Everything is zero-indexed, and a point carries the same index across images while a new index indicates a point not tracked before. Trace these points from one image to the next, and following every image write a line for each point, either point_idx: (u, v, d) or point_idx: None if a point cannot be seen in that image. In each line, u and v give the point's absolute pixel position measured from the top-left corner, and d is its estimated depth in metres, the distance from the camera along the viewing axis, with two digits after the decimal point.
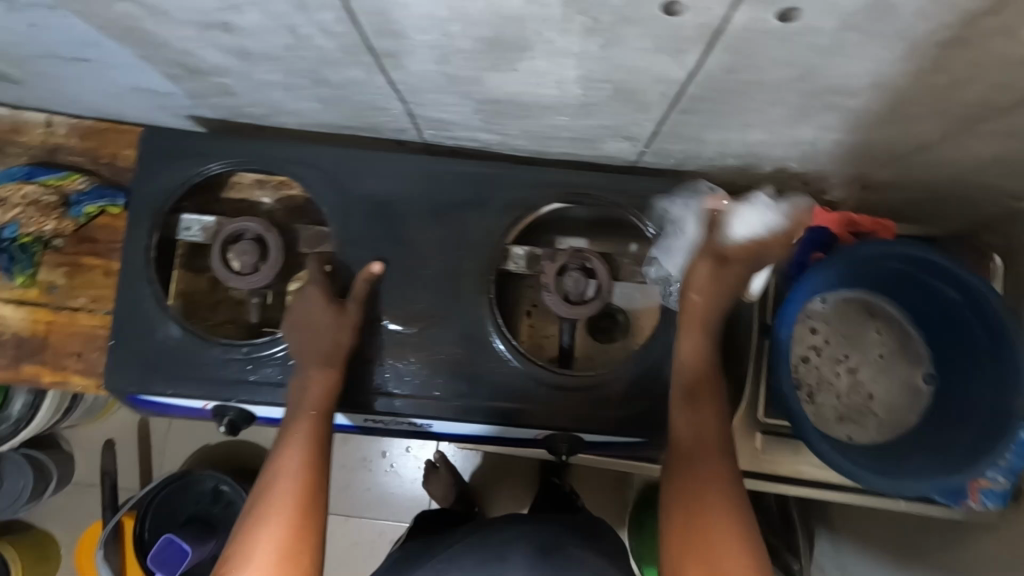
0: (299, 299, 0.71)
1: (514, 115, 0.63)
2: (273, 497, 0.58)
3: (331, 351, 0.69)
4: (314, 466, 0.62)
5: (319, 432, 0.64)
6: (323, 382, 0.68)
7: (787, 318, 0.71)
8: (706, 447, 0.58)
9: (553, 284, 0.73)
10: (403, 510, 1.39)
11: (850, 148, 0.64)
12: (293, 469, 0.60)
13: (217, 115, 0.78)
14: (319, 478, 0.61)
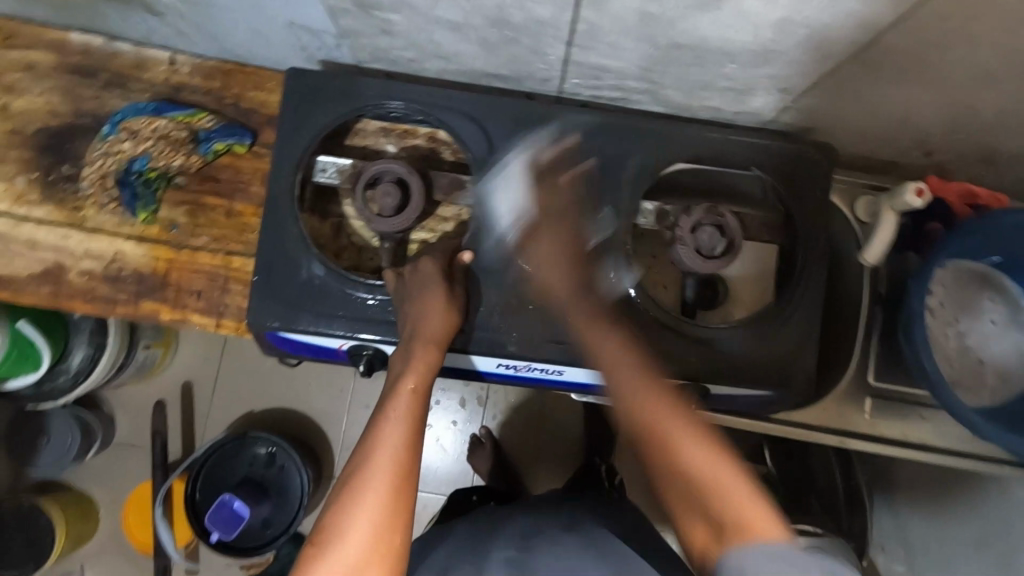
0: (413, 268, 0.71)
1: (681, 64, 0.65)
2: (361, 479, 0.56)
3: (439, 327, 0.68)
4: (408, 450, 0.59)
5: (413, 410, 0.61)
6: (426, 359, 0.66)
7: (921, 286, 0.73)
8: (654, 403, 0.58)
9: (689, 238, 0.74)
10: (445, 484, 1.38)
11: (999, 115, 0.67)
12: (388, 449, 0.58)
13: (355, 58, 0.78)
14: (412, 467, 0.58)
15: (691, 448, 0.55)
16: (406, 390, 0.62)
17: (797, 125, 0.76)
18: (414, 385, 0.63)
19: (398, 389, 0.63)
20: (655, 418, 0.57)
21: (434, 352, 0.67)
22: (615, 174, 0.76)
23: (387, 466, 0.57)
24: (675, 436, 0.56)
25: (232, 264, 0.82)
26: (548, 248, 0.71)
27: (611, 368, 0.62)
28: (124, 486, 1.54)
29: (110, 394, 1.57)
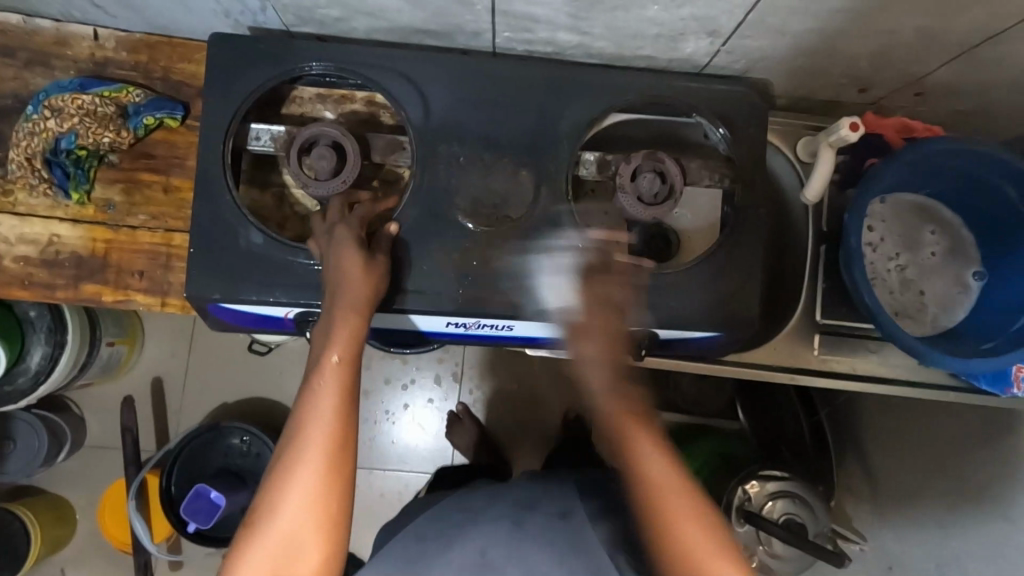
0: (328, 235, 0.68)
1: (606, 5, 0.64)
2: (293, 458, 0.55)
3: (360, 294, 0.65)
4: (343, 425, 0.57)
5: (337, 395, 0.58)
6: (349, 326, 0.63)
7: (855, 223, 0.74)
8: (665, 474, 0.55)
9: (629, 185, 0.75)
10: (424, 461, 1.38)
11: (922, 42, 0.67)
12: (314, 444, 0.55)
13: (284, 22, 0.76)
14: (345, 439, 0.57)
15: (686, 536, 0.53)
16: (328, 375, 0.59)
17: (732, 66, 0.76)
18: (338, 368, 0.59)
19: (318, 373, 0.59)
20: (668, 502, 0.54)
21: (354, 320, 0.64)
22: (553, 125, 0.75)
23: (312, 458, 0.55)
24: (680, 524, 0.54)
25: (173, 241, 0.80)
26: (591, 335, 0.57)
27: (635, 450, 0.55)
28: (98, 487, 1.52)
29: (77, 395, 1.54)
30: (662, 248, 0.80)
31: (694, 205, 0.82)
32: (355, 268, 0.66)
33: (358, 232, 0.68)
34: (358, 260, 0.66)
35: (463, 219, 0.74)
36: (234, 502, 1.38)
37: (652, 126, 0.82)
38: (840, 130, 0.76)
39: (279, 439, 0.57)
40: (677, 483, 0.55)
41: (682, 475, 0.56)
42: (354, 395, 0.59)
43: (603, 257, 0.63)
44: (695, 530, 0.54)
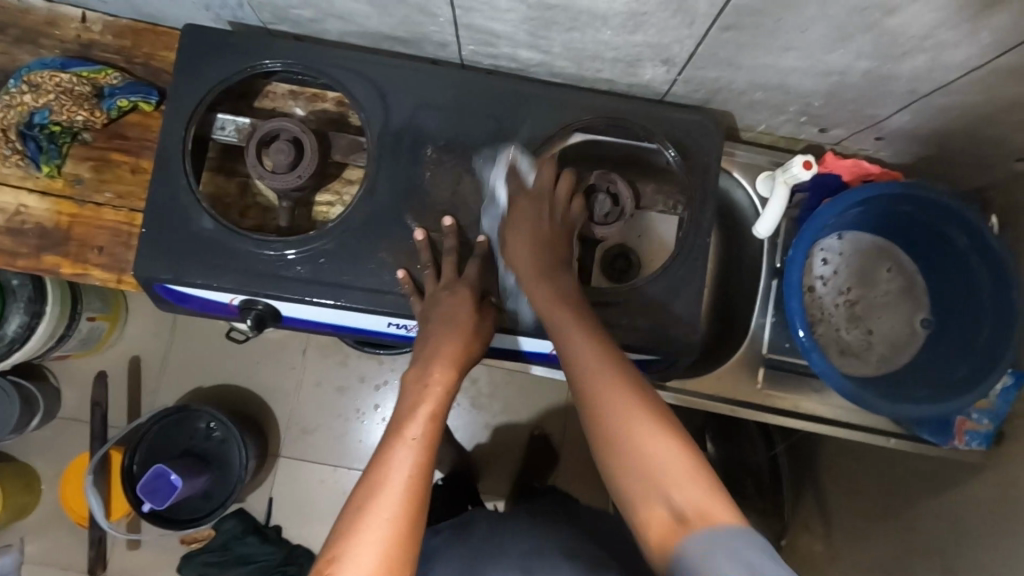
0: (447, 293, 0.71)
1: (561, 26, 0.66)
2: (361, 519, 0.53)
3: (457, 356, 0.68)
4: (419, 487, 0.56)
5: (421, 460, 0.57)
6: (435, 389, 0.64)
7: (797, 259, 0.75)
8: (631, 400, 0.55)
9: (580, 204, 0.76)
10: None
11: (874, 87, 0.68)
12: (391, 502, 0.54)
13: (260, 19, 0.79)
14: (422, 500, 0.55)
15: (630, 433, 0.53)
16: (409, 440, 0.58)
17: (691, 95, 0.78)
18: (419, 432, 0.60)
19: (399, 437, 0.59)
20: (606, 395, 0.56)
21: (448, 380, 0.66)
22: (511, 138, 0.77)
23: (387, 517, 0.53)
24: (625, 425, 0.54)
25: (136, 221, 0.82)
26: (521, 227, 0.74)
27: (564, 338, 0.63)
28: (64, 460, 1.54)
29: (56, 366, 1.56)
30: (623, 269, 0.83)
31: (651, 228, 0.85)
32: (468, 324, 0.70)
33: (473, 291, 0.72)
34: (470, 314, 0.71)
35: (411, 223, 0.74)
36: (194, 485, 1.39)
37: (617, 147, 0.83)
38: (792, 169, 0.77)
39: (349, 499, 0.56)
40: (621, 374, 0.57)
41: (624, 366, 0.58)
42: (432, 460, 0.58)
43: (556, 182, 0.75)
44: (639, 414, 0.54)
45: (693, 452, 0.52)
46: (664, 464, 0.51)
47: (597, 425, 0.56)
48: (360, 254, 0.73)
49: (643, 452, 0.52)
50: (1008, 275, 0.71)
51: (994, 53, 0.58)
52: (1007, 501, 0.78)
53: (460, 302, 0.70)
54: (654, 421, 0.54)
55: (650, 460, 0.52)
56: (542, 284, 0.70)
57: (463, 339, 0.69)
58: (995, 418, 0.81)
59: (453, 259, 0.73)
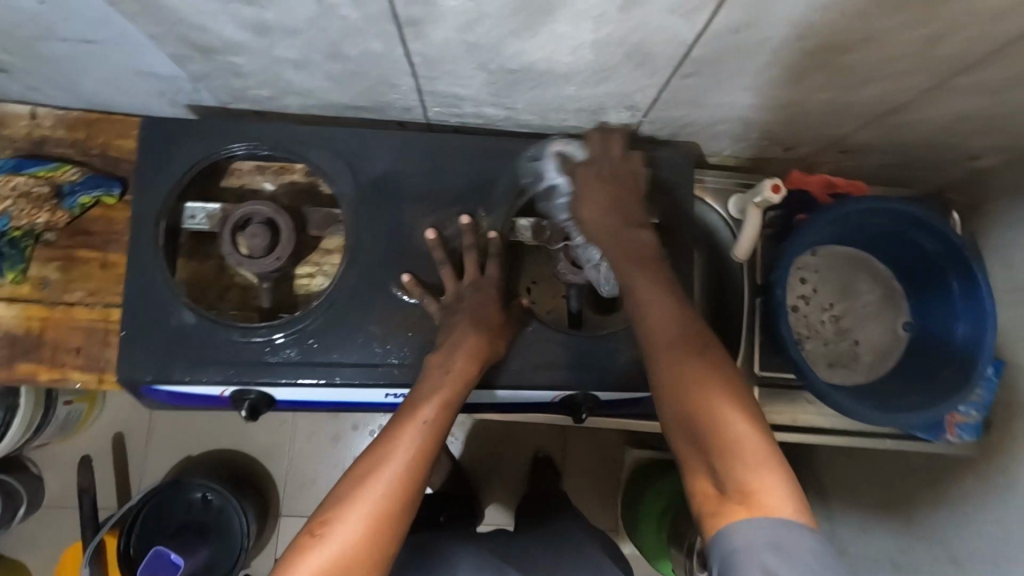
0: (474, 292, 0.72)
1: (525, 86, 0.67)
2: (353, 490, 0.55)
3: (477, 349, 0.68)
4: (416, 469, 0.57)
5: (427, 443, 0.59)
6: (452, 376, 0.65)
7: (781, 277, 0.77)
8: (708, 376, 0.53)
9: (563, 251, 0.77)
10: None
11: (831, 113, 0.70)
12: (389, 475, 0.56)
13: (218, 99, 0.78)
14: (418, 481, 0.57)
15: (711, 403, 0.51)
16: (421, 423, 0.60)
17: (657, 132, 0.79)
18: (432, 416, 0.61)
19: (411, 420, 0.60)
20: (686, 368, 0.54)
21: (470, 373, 0.66)
22: (486, 191, 0.77)
23: (377, 491, 0.54)
24: (706, 399, 0.52)
25: (110, 317, 0.80)
26: (596, 193, 0.70)
27: (641, 298, 0.60)
28: (56, 552, 1.48)
29: (36, 454, 1.50)
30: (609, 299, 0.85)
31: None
32: (489, 314, 0.71)
33: (495, 286, 0.73)
34: (492, 305, 0.72)
35: (398, 290, 0.73)
36: (194, 560, 1.35)
37: None
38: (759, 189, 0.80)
39: (348, 471, 0.57)
40: (710, 360, 0.54)
41: (716, 355, 0.54)
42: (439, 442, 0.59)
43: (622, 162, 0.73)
44: (720, 397, 0.51)
45: (772, 448, 0.49)
46: (739, 435, 0.49)
47: (666, 390, 0.54)
48: (348, 329, 0.72)
49: (720, 415, 0.50)
50: (980, 278, 0.74)
51: (942, 77, 0.60)
52: (1007, 493, 0.81)
53: (484, 299, 0.72)
54: (740, 401, 0.51)
55: (729, 431, 0.49)
56: (615, 257, 0.65)
57: (485, 330, 0.70)
58: (982, 408, 0.83)
59: (473, 259, 0.74)
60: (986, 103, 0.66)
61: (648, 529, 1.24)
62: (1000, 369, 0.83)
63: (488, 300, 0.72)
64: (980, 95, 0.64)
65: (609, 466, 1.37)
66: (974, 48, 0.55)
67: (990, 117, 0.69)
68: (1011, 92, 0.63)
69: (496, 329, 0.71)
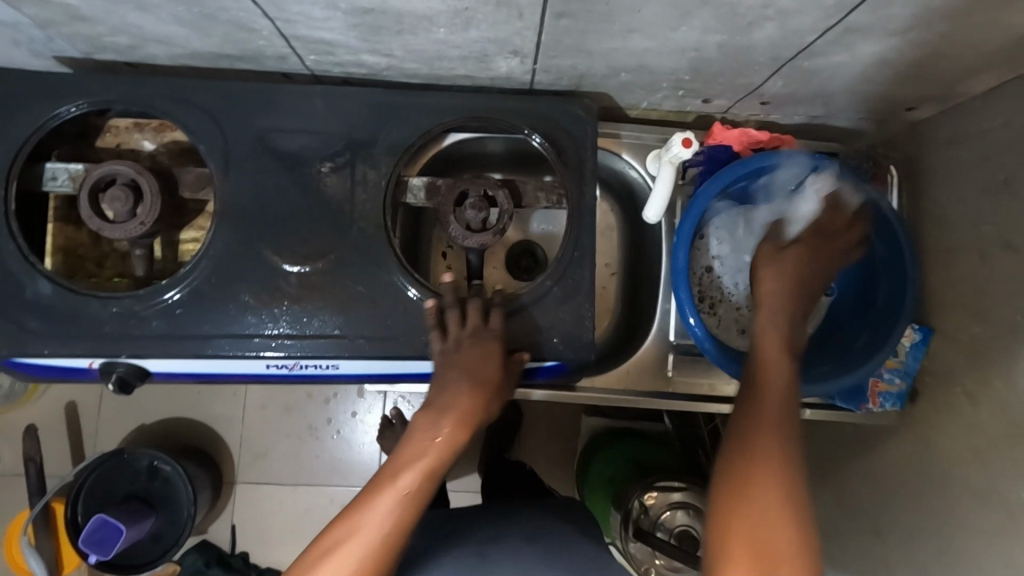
0: (473, 342, 0.67)
1: (391, 29, 0.60)
2: (326, 558, 0.52)
3: (470, 412, 0.63)
4: (388, 540, 0.54)
5: (403, 515, 0.55)
6: (443, 440, 0.60)
7: (682, 237, 0.72)
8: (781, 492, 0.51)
9: (454, 214, 0.71)
10: (357, 475, 1.41)
11: (735, 59, 0.63)
12: (358, 553, 0.53)
13: (81, 50, 0.72)
14: (392, 553, 0.54)
15: (766, 485, 0.51)
16: (402, 491, 0.56)
17: (558, 83, 0.73)
18: (416, 483, 0.57)
19: (393, 484, 0.56)
20: (766, 488, 0.51)
21: (457, 439, 0.61)
22: (372, 150, 0.72)
23: (348, 566, 0.52)
24: (774, 520, 0.50)
25: None
26: (770, 269, 0.65)
27: (745, 419, 0.57)
28: None
29: None
30: (528, 267, 0.89)
31: (553, 222, 0.91)
32: (490, 377, 0.66)
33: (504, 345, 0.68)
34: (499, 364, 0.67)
35: (279, 261, 0.69)
36: (139, 529, 1.23)
37: (506, 145, 0.81)
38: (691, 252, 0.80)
39: (325, 529, 0.56)
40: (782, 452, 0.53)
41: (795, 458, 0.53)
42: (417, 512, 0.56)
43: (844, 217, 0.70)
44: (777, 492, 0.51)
45: None
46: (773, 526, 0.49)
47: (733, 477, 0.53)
48: (220, 299, 0.68)
49: (763, 520, 0.50)
50: (898, 235, 0.71)
51: (840, 13, 0.54)
52: (926, 467, 0.76)
53: (479, 346, 0.67)
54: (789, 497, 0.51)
55: (773, 534, 0.49)
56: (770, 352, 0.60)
57: (479, 392, 0.64)
58: (907, 376, 0.79)
59: (477, 306, 0.69)
60: (900, 44, 0.59)
61: (595, 501, 1.19)
62: (924, 333, 0.78)
63: (494, 361, 0.66)
64: (890, 33, 0.57)
65: (568, 435, 1.35)
66: None
67: (910, 60, 0.63)
68: (923, 31, 0.57)
69: (495, 387, 0.66)
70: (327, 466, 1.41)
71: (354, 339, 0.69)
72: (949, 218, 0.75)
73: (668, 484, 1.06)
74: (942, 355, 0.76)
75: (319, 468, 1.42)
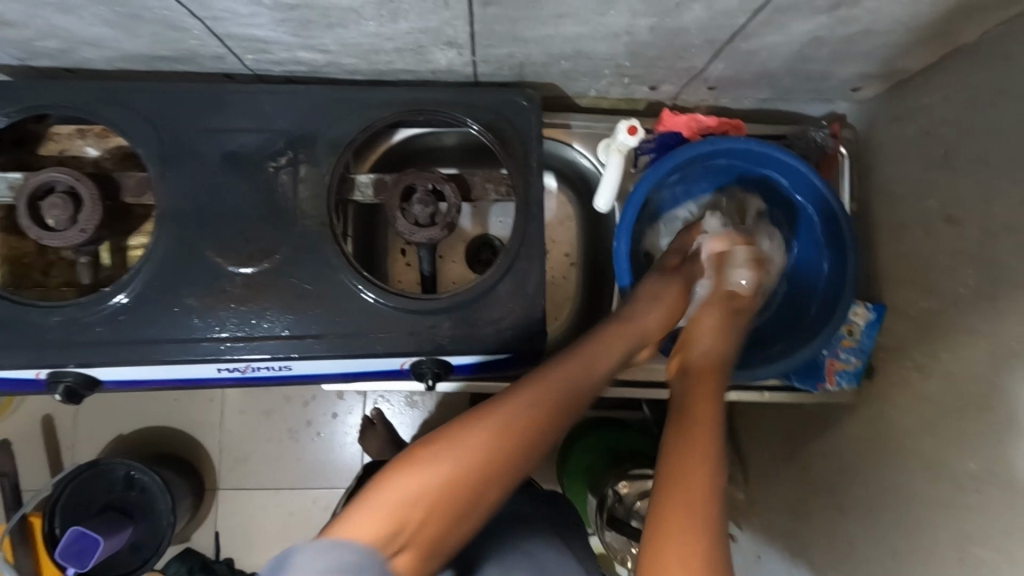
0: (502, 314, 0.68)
1: (322, 24, 0.60)
2: (429, 453, 0.56)
3: (591, 367, 0.65)
4: (494, 454, 0.57)
5: (512, 437, 0.58)
6: (568, 376, 0.64)
7: (624, 224, 0.73)
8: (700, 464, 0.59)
9: (400, 209, 0.71)
10: (338, 476, 1.41)
11: (671, 43, 0.63)
12: (465, 456, 0.56)
13: (15, 58, 0.70)
14: (495, 471, 0.57)
15: (691, 454, 0.60)
16: (518, 410, 0.59)
17: (501, 73, 0.72)
18: (530, 407, 0.60)
19: (508, 405, 0.60)
20: (687, 452, 0.60)
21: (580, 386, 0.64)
22: (317, 147, 0.71)
23: (451, 465, 0.55)
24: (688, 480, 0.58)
25: None
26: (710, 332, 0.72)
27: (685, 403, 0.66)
28: None
29: None
30: (484, 257, 0.89)
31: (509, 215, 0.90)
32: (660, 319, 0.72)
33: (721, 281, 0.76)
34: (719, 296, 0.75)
35: (226, 263, 0.69)
36: (119, 538, 1.20)
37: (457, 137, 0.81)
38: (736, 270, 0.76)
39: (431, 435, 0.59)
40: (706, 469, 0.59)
41: (721, 489, 0.58)
42: (553, 425, 0.61)
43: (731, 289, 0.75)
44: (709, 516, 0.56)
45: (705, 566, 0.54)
46: (686, 540, 0.55)
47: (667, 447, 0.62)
48: (166, 303, 0.68)
49: (684, 525, 0.55)
50: (835, 211, 0.73)
51: None
52: (884, 441, 0.76)
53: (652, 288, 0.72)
54: (704, 508, 0.57)
55: (686, 541, 0.55)
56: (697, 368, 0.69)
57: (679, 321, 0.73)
58: (863, 354, 0.78)
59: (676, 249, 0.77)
60: (831, 21, 0.59)
61: (573, 492, 1.18)
62: (879, 310, 0.78)
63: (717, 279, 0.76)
64: (817, 11, 0.57)
65: None
66: None
67: (844, 38, 0.63)
68: (852, 8, 0.57)
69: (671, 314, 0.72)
70: (306, 468, 1.40)
71: (303, 338, 0.68)
72: (897, 194, 0.76)
73: (641, 471, 1.05)
74: (896, 330, 0.76)
75: (298, 471, 1.41)
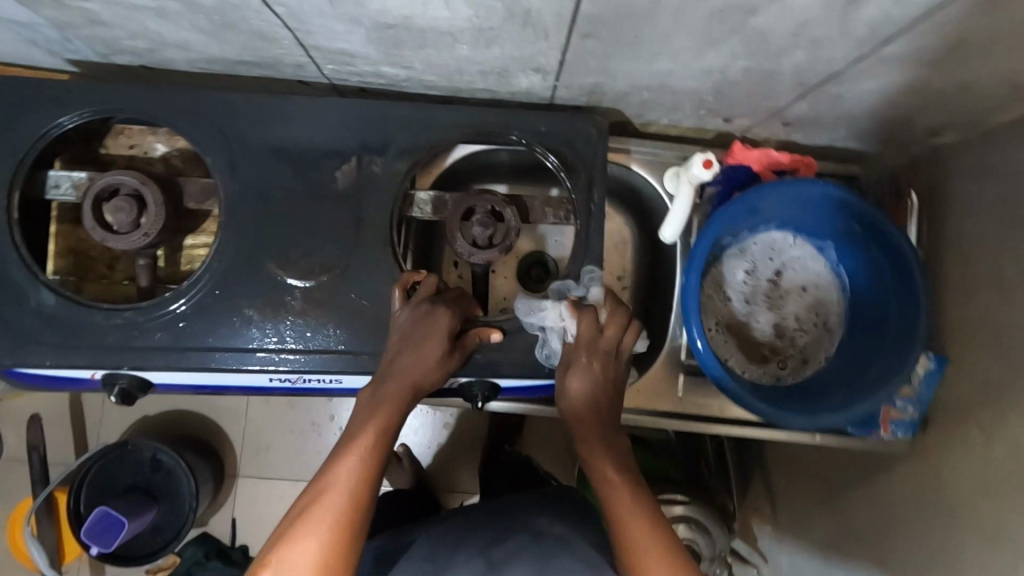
0: (425, 312, 0.65)
1: (414, 44, 0.59)
2: (281, 540, 0.50)
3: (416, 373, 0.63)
4: (354, 500, 0.53)
5: (371, 466, 0.55)
6: (389, 396, 0.61)
7: (696, 257, 0.72)
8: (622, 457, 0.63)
9: (459, 231, 0.70)
10: None
11: (761, 83, 0.62)
12: (328, 517, 0.51)
13: (94, 53, 0.70)
14: (365, 513, 0.53)
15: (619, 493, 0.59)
16: (362, 445, 0.56)
17: (578, 98, 0.71)
18: (372, 439, 0.57)
19: (346, 449, 0.56)
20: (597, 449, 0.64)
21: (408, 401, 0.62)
22: (388, 163, 0.71)
23: (317, 534, 0.50)
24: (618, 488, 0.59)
25: None
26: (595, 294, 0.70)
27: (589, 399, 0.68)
28: None
29: None
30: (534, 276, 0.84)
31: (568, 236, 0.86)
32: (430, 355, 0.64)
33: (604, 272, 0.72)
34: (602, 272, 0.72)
35: (284, 275, 0.69)
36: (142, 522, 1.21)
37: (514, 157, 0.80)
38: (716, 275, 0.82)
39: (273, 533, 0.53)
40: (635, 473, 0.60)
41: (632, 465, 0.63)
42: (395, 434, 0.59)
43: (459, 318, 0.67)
44: (632, 513, 0.57)
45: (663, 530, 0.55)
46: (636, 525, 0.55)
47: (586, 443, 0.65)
48: (227, 310, 0.68)
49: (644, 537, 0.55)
50: (907, 261, 0.72)
51: (874, 44, 0.52)
52: (932, 492, 0.76)
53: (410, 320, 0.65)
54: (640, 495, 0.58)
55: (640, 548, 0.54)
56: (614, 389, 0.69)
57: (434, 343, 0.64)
58: (920, 405, 0.78)
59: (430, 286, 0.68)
60: (930, 73, 0.58)
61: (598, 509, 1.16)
62: (941, 363, 0.76)
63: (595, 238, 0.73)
64: (921, 64, 0.56)
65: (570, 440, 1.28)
66: (904, 10, 0.47)
67: (939, 89, 0.62)
68: (956, 63, 0.56)
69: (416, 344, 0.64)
70: None
71: (358, 354, 0.68)
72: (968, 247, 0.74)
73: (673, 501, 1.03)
74: (957, 385, 0.75)
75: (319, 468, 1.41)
